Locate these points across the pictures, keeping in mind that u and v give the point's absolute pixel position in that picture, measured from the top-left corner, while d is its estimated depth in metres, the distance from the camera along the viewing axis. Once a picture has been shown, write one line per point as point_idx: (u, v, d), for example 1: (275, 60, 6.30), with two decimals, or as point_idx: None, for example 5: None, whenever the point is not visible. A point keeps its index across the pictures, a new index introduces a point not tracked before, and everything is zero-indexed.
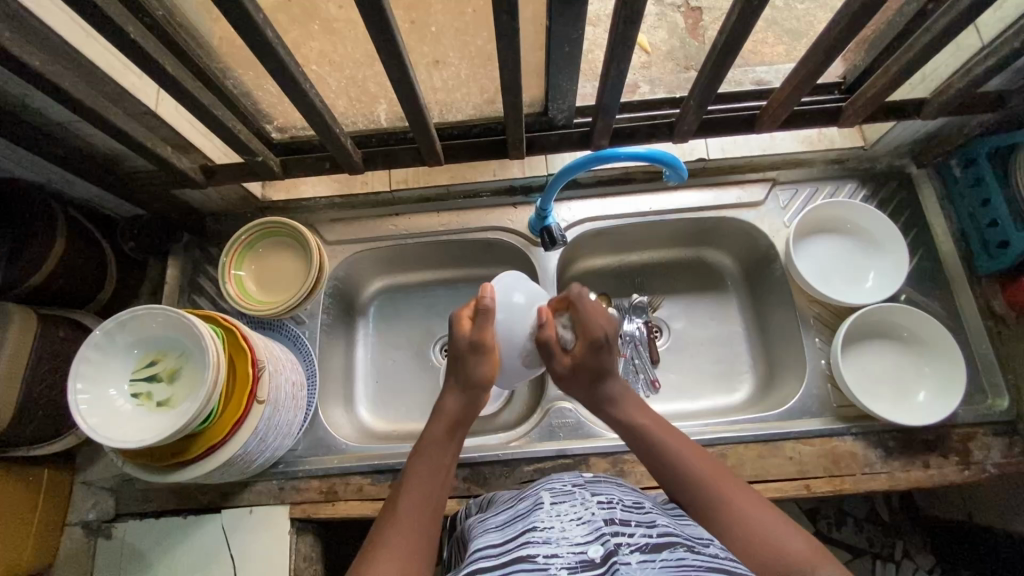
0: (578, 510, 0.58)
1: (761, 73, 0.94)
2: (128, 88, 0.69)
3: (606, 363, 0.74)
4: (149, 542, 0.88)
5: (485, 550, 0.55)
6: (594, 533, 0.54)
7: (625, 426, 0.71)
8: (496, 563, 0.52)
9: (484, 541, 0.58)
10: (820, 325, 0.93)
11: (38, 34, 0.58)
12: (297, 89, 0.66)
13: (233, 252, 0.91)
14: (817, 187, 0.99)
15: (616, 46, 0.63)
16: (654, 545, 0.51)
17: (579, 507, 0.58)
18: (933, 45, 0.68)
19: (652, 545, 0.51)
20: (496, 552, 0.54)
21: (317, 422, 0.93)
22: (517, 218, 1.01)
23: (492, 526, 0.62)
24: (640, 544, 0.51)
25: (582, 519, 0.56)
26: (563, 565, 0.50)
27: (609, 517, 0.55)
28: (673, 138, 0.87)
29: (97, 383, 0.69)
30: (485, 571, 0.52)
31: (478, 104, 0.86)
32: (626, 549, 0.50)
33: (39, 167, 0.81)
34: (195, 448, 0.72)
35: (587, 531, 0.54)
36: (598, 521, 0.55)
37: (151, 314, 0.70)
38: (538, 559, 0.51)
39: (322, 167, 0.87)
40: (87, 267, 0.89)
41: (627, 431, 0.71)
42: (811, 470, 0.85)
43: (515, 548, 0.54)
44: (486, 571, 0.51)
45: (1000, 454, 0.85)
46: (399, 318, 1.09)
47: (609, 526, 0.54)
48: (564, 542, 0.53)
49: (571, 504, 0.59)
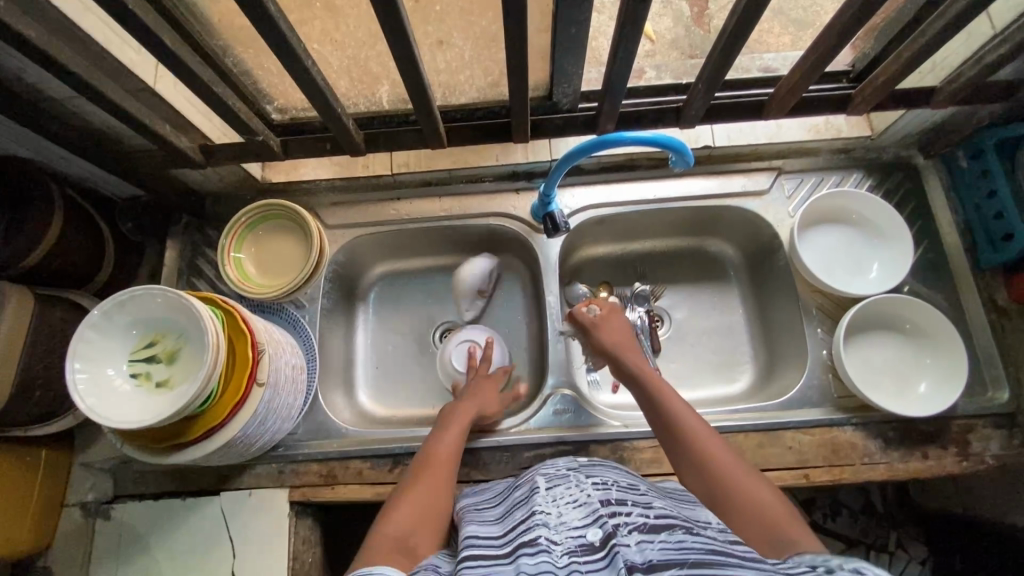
0: (575, 493, 0.58)
1: (769, 61, 0.91)
2: (126, 64, 0.67)
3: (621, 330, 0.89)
4: (147, 524, 0.88)
5: (484, 540, 0.55)
6: (592, 516, 0.54)
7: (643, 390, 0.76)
8: (497, 553, 0.52)
9: (483, 530, 0.58)
10: (822, 315, 0.93)
11: (34, 6, 0.57)
12: (299, 67, 0.64)
13: (235, 233, 0.90)
14: (822, 177, 0.98)
15: (623, 28, 0.62)
16: (652, 526, 0.51)
17: (575, 490, 0.59)
18: (946, 32, 0.67)
19: (650, 526, 0.51)
20: (497, 541, 0.54)
21: (316, 407, 0.92)
22: (519, 204, 1.00)
23: (491, 516, 0.62)
24: (638, 524, 0.51)
25: (578, 501, 0.57)
26: (564, 551, 0.50)
27: (605, 498, 0.56)
28: (680, 124, 0.86)
29: (95, 362, 0.68)
30: (486, 559, 0.52)
31: (481, 86, 0.85)
32: (625, 530, 0.50)
33: (36, 146, 0.80)
34: (196, 429, 0.72)
35: (585, 514, 0.54)
36: (595, 503, 0.55)
37: (149, 294, 0.69)
38: (540, 542, 0.51)
39: (323, 148, 0.86)
40: (85, 247, 0.88)
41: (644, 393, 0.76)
42: (811, 460, 0.85)
43: (515, 535, 0.54)
44: (489, 560, 0.51)
45: (999, 446, 0.85)
46: (399, 304, 1.08)
47: (606, 507, 0.54)
48: (563, 527, 0.53)
49: (567, 487, 0.60)
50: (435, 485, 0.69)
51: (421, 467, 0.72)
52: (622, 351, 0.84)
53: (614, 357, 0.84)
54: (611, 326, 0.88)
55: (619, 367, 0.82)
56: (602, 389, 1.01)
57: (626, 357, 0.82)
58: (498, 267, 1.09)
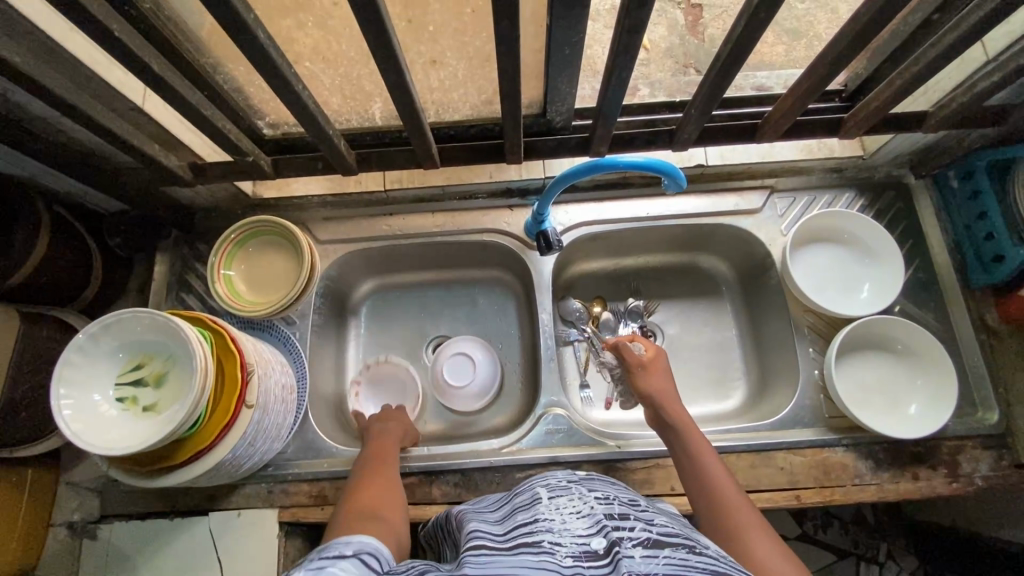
0: (577, 504, 0.58)
1: (762, 78, 0.92)
2: (114, 85, 0.66)
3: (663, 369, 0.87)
4: (133, 545, 0.87)
5: (487, 535, 0.55)
6: (595, 525, 0.53)
7: (682, 437, 0.76)
8: (499, 546, 0.51)
9: (484, 527, 0.58)
10: (814, 335, 0.93)
11: (19, 30, 0.56)
12: (290, 91, 0.64)
13: (224, 252, 0.89)
14: (814, 197, 0.98)
15: (619, 53, 0.62)
16: (655, 542, 0.50)
17: (577, 501, 0.58)
18: (940, 59, 0.67)
19: (653, 541, 0.51)
20: (499, 538, 0.53)
21: (307, 425, 0.92)
22: (512, 220, 1.00)
23: (490, 519, 0.61)
24: (641, 539, 0.51)
25: (582, 512, 0.56)
26: (567, 553, 0.49)
27: (609, 511, 0.55)
28: (673, 146, 0.85)
29: (80, 388, 0.67)
30: (489, 548, 0.51)
31: (475, 104, 0.84)
32: (629, 542, 0.50)
33: (22, 164, 0.79)
34: (184, 452, 0.71)
35: (588, 523, 0.53)
36: (599, 514, 0.55)
37: (136, 316, 0.68)
38: (544, 544, 0.51)
39: (314, 167, 0.85)
40: (71, 264, 0.87)
41: (682, 440, 0.76)
42: (802, 481, 0.85)
43: (518, 535, 0.53)
44: (492, 550, 0.51)
45: (989, 467, 0.85)
46: (391, 318, 1.08)
47: (610, 520, 0.53)
48: (566, 533, 0.52)
49: (569, 499, 0.59)
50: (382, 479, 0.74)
51: (367, 466, 0.78)
52: (663, 395, 0.82)
53: (653, 403, 0.82)
54: (656, 369, 0.86)
55: (654, 411, 0.82)
56: (594, 405, 1.01)
57: (665, 401, 0.81)
58: (491, 282, 1.09)
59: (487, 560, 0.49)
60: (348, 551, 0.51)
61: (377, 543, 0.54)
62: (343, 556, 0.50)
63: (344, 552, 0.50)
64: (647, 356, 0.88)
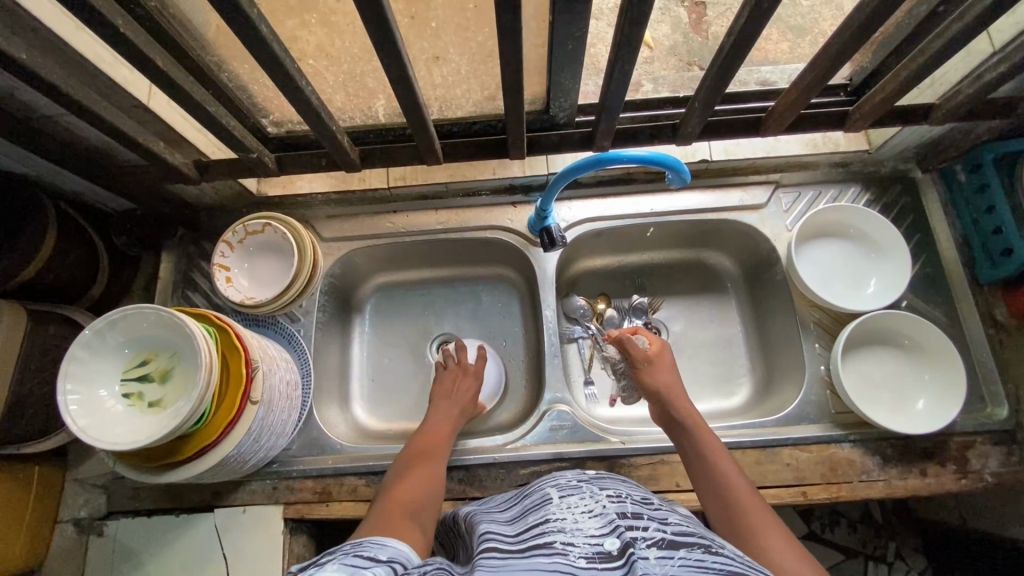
0: (589, 503, 0.56)
1: (766, 73, 0.92)
2: (119, 82, 0.67)
3: (667, 363, 0.87)
4: (141, 542, 0.87)
5: (499, 538, 0.54)
6: (608, 525, 0.52)
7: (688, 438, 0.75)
8: (510, 549, 0.50)
9: (497, 529, 0.56)
10: (820, 330, 0.92)
11: (25, 27, 0.56)
12: (294, 87, 0.64)
13: (242, 239, 0.89)
14: (821, 191, 0.98)
15: (621, 45, 0.61)
16: (671, 542, 0.49)
17: (590, 500, 0.57)
18: (944, 52, 0.67)
19: (668, 542, 0.49)
20: (511, 540, 0.52)
21: (311, 422, 0.92)
22: (516, 217, 1.00)
23: (503, 518, 0.61)
24: (656, 539, 0.49)
25: (593, 511, 0.55)
26: (581, 555, 0.48)
27: (622, 510, 0.54)
28: (676, 140, 0.85)
29: (86, 384, 0.67)
30: (500, 553, 0.50)
31: (478, 100, 0.84)
32: (643, 543, 0.48)
33: (29, 161, 0.80)
34: (190, 448, 0.71)
35: (602, 523, 0.52)
36: (611, 514, 0.53)
37: (141, 313, 0.68)
38: (556, 545, 0.49)
39: (318, 164, 0.86)
40: (78, 263, 0.88)
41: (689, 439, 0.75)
42: (808, 477, 0.85)
43: (530, 536, 0.52)
44: (502, 556, 0.50)
45: (998, 463, 0.84)
46: (396, 316, 1.08)
47: (623, 519, 0.52)
48: (579, 533, 0.51)
49: (580, 497, 0.58)
50: (430, 471, 0.75)
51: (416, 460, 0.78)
52: (670, 390, 0.82)
53: (660, 399, 0.81)
54: (662, 365, 0.86)
55: (662, 409, 0.81)
56: (599, 402, 1.00)
57: (675, 400, 0.80)
58: (494, 279, 1.09)
59: (498, 565, 0.48)
60: (381, 556, 0.51)
61: (405, 549, 0.54)
62: (377, 560, 0.50)
63: (378, 556, 0.50)
64: (652, 350, 0.88)
